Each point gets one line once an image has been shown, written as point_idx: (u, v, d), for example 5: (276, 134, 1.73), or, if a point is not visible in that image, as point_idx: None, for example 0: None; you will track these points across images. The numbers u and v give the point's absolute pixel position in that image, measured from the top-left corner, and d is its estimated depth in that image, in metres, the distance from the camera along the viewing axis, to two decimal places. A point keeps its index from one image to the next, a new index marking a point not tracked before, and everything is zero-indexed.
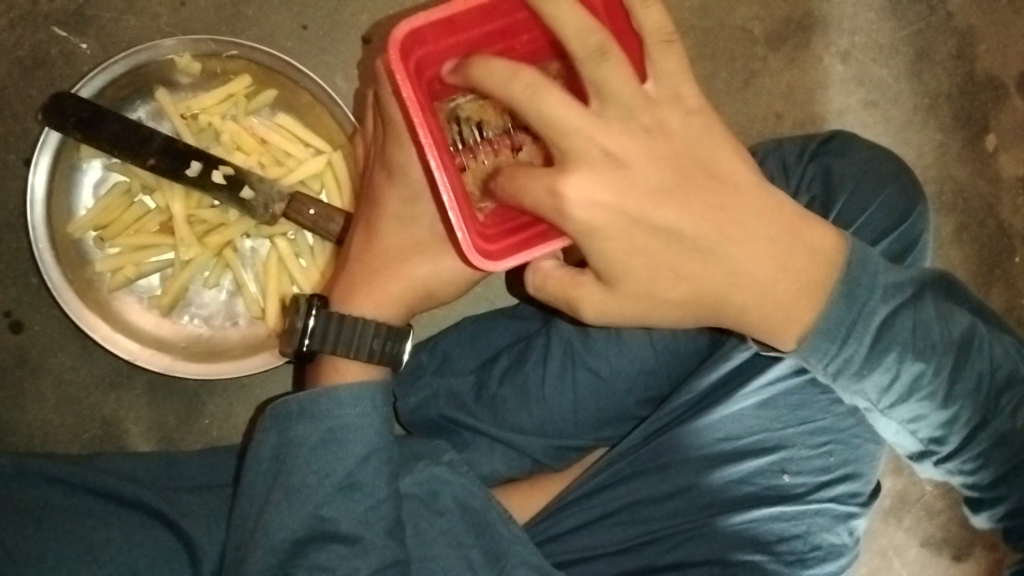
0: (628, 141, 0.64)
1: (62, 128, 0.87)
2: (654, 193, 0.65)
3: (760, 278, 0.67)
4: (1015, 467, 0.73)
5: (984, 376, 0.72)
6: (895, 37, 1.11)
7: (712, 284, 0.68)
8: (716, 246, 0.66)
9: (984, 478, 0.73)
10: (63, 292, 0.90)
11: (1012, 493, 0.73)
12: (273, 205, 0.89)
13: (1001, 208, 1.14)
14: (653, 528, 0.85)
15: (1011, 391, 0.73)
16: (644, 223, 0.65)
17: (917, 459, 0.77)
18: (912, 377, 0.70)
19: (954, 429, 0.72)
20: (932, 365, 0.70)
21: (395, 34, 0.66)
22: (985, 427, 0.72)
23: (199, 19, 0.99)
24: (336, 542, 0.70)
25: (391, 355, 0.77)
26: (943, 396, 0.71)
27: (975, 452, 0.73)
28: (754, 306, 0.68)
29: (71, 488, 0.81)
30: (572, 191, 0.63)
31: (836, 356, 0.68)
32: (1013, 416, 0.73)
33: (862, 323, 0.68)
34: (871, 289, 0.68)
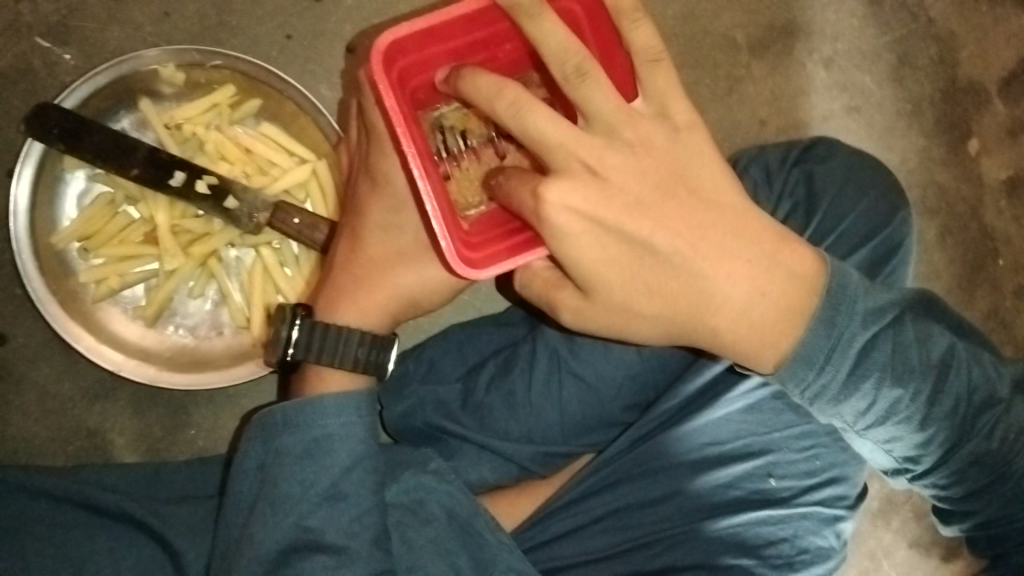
0: (610, 155, 0.64)
1: (44, 138, 0.86)
2: (635, 206, 0.65)
3: (736, 299, 0.67)
4: (989, 486, 0.72)
5: (961, 398, 0.71)
6: (877, 43, 1.12)
7: (688, 302, 0.67)
8: (691, 263, 0.66)
9: (958, 496, 0.73)
10: (46, 304, 0.90)
11: (986, 511, 0.72)
12: (258, 214, 0.89)
13: (985, 212, 1.14)
14: (640, 534, 0.85)
15: (989, 411, 0.72)
16: (619, 234, 0.65)
17: (894, 475, 0.76)
18: (889, 402, 0.70)
19: (930, 447, 0.71)
20: (910, 391, 0.70)
21: (377, 44, 0.66)
22: (960, 449, 0.71)
23: (183, 29, 0.99)
24: (321, 553, 0.70)
25: (376, 363, 0.77)
26: (919, 416, 0.71)
27: (949, 468, 0.72)
28: (729, 325, 0.67)
29: (56, 501, 0.81)
30: (557, 197, 0.63)
31: (813, 383, 0.68)
32: (991, 436, 0.71)
33: (841, 353, 0.67)
34: (852, 311, 0.67)
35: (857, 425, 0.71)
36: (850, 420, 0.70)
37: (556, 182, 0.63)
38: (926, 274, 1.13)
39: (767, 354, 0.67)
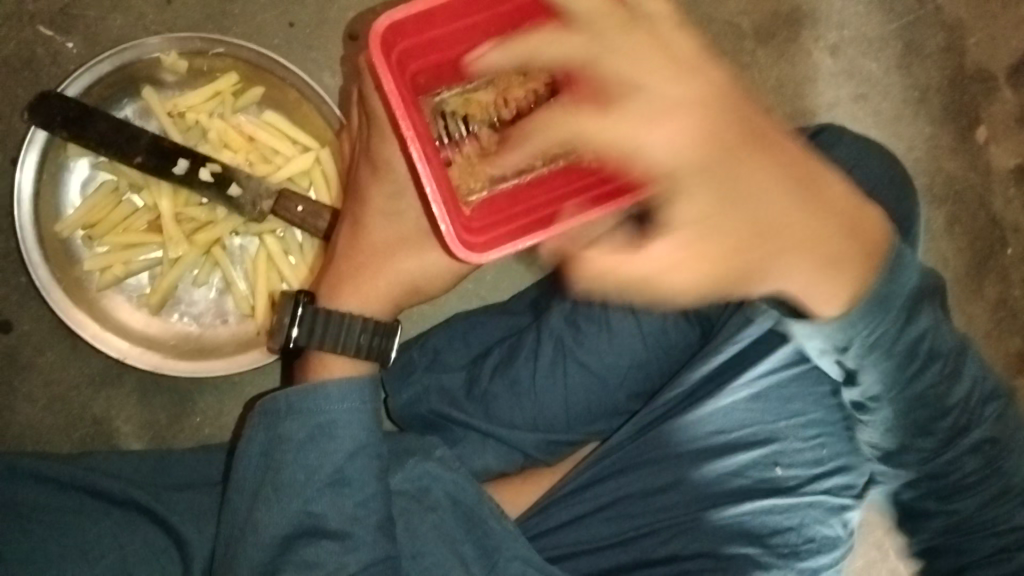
0: (683, 84, 0.51)
1: (47, 126, 0.86)
2: (728, 157, 0.51)
3: (811, 231, 0.55)
4: (977, 482, 0.72)
5: (969, 394, 0.69)
6: (884, 30, 1.11)
7: (768, 238, 0.53)
8: (783, 206, 0.53)
9: (943, 490, 0.72)
10: (51, 291, 0.90)
11: (965, 510, 0.73)
12: (261, 202, 0.89)
13: (993, 200, 1.14)
14: (644, 523, 0.85)
15: (986, 407, 0.71)
16: (721, 183, 0.50)
17: (885, 458, 0.74)
18: (913, 383, 0.65)
19: (929, 437, 0.69)
20: (941, 361, 0.66)
21: (375, 26, 0.66)
22: (966, 436, 0.70)
23: (186, 17, 0.99)
24: (326, 538, 0.70)
25: (379, 350, 0.77)
26: (921, 406, 0.67)
27: (941, 462, 0.71)
28: (814, 275, 0.56)
29: (61, 488, 0.81)
30: (642, 133, 0.50)
31: (872, 332, 0.61)
32: (988, 428, 0.71)
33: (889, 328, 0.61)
34: (900, 293, 0.60)
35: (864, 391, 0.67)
36: (861, 384, 0.67)
37: (649, 121, 0.50)
38: (935, 263, 1.12)
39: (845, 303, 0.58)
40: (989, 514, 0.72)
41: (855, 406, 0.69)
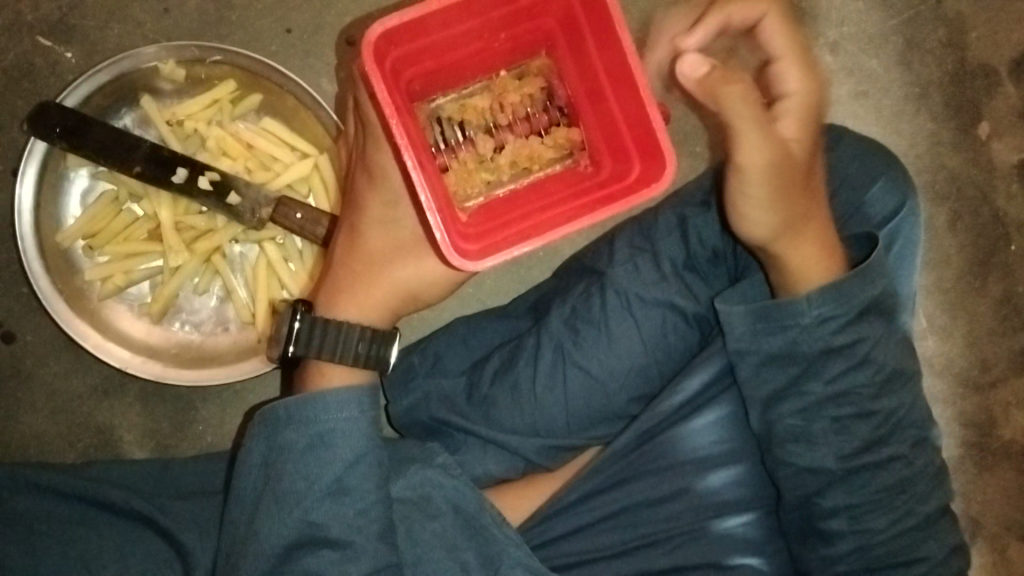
0: (789, 72, 0.69)
1: (47, 137, 0.87)
2: (813, 104, 0.69)
3: (818, 222, 0.73)
4: (887, 502, 0.78)
5: (896, 409, 0.78)
6: (885, 28, 1.10)
7: (799, 211, 0.70)
8: (810, 158, 0.71)
9: (859, 506, 0.78)
10: (53, 302, 0.90)
11: (876, 528, 0.78)
12: (261, 211, 0.89)
13: (996, 196, 1.12)
14: (649, 532, 0.86)
15: (908, 431, 0.79)
16: (791, 99, 0.68)
17: (807, 451, 0.78)
18: (844, 375, 0.76)
19: (848, 437, 0.77)
20: (865, 372, 0.76)
21: (368, 36, 0.63)
22: (882, 447, 0.78)
23: (184, 25, 0.99)
24: (327, 548, 0.70)
25: (377, 358, 0.78)
26: (843, 402, 0.77)
27: (858, 467, 0.78)
28: (796, 218, 0.70)
29: (66, 498, 0.82)
30: (785, 68, 0.69)
31: (817, 309, 0.73)
32: (904, 448, 0.78)
33: (832, 317, 0.73)
34: (856, 296, 0.73)
35: (791, 373, 0.77)
36: (789, 366, 0.76)
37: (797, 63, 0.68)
38: (937, 260, 1.12)
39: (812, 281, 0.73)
40: (901, 541, 0.78)
41: (783, 391, 0.78)
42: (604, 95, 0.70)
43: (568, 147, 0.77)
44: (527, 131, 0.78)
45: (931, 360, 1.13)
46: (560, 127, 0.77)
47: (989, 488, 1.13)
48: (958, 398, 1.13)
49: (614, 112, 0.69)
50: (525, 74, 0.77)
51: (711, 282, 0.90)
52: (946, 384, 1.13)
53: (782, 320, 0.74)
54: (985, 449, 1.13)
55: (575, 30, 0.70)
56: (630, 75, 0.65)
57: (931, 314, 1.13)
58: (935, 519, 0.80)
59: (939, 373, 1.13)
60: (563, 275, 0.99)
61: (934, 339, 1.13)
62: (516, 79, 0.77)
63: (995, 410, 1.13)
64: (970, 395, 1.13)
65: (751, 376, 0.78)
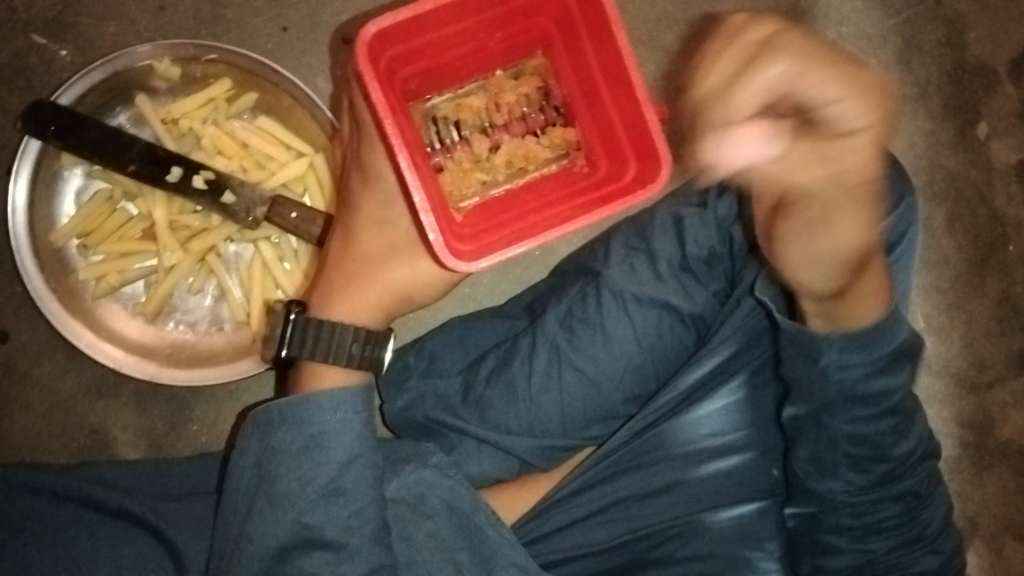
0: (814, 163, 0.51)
1: (40, 135, 0.86)
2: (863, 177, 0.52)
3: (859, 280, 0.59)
4: (892, 526, 0.75)
5: (912, 450, 0.73)
6: (882, 27, 1.11)
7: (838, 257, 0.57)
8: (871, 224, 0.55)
9: (860, 527, 0.75)
10: (47, 302, 0.89)
11: (878, 550, 0.75)
12: (256, 210, 0.89)
13: (995, 197, 1.11)
14: (642, 525, 0.85)
15: (919, 468, 0.74)
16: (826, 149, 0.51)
17: (817, 476, 0.75)
18: (866, 419, 0.69)
19: (862, 473, 0.73)
20: (891, 421, 0.70)
21: (362, 35, 0.63)
22: (890, 486, 0.73)
23: (179, 24, 0.99)
24: (320, 549, 0.70)
25: (371, 358, 0.77)
26: (858, 443, 0.71)
27: (864, 498, 0.74)
28: (859, 277, 0.59)
29: (56, 497, 0.81)
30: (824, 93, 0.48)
31: (851, 355, 0.64)
32: (915, 483, 0.74)
33: (855, 364, 0.64)
34: (886, 347, 0.63)
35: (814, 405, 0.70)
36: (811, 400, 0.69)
37: (824, 80, 0.48)
38: (935, 262, 1.12)
39: (853, 314, 0.62)
40: (901, 557, 0.75)
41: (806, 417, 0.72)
42: (600, 95, 0.70)
43: (564, 146, 0.76)
44: (523, 131, 0.77)
45: (928, 359, 1.13)
46: (556, 128, 0.76)
47: (987, 489, 1.12)
48: (954, 399, 1.13)
49: (609, 112, 0.69)
50: (521, 74, 0.77)
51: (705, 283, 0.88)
52: (943, 383, 1.13)
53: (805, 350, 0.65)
54: (982, 450, 1.12)
55: (570, 31, 0.70)
56: (625, 78, 0.65)
57: (929, 314, 1.13)
58: (939, 533, 0.76)
59: (936, 373, 1.13)
60: (560, 275, 0.99)
61: (932, 339, 1.13)
62: (512, 79, 0.77)
63: (993, 412, 1.12)
64: (968, 395, 1.13)
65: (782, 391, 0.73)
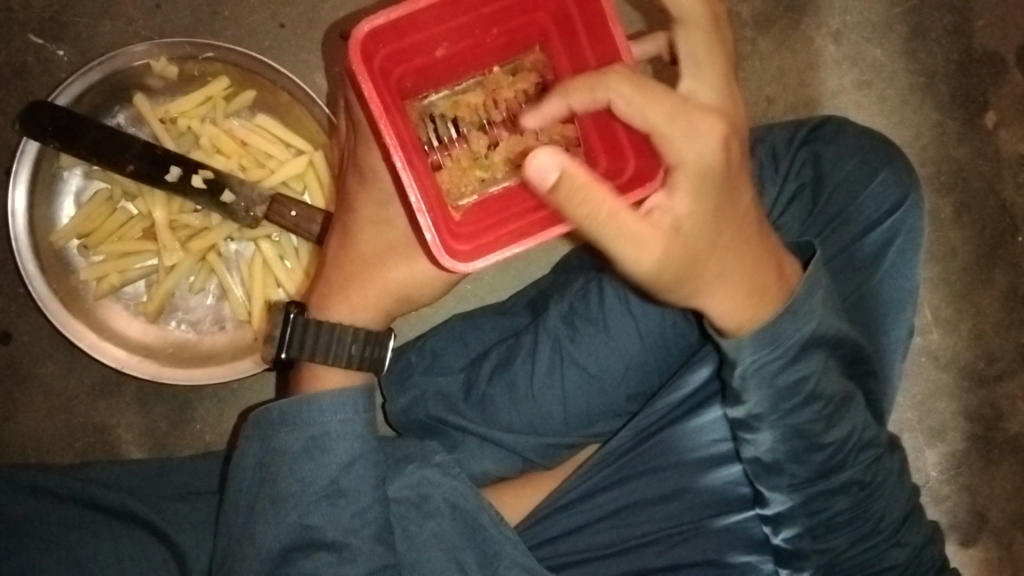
0: (697, 144, 0.55)
1: (39, 137, 0.86)
2: (716, 172, 0.56)
3: (751, 291, 0.64)
4: (849, 522, 0.75)
5: (847, 437, 0.73)
6: (888, 15, 1.09)
7: (725, 275, 0.62)
8: (745, 231, 0.61)
9: (818, 525, 0.75)
10: (48, 303, 0.89)
11: (838, 547, 0.75)
12: (255, 209, 0.89)
13: (1003, 187, 1.11)
14: (647, 531, 0.85)
15: (864, 454, 0.75)
16: (687, 170, 0.56)
17: (764, 476, 0.76)
18: (791, 413, 0.71)
19: (803, 465, 0.74)
20: (818, 409, 0.71)
21: (354, 35, 0.62)
22: (835, 475, 0.74)
23: (176, 21, 0.98)
24: (324, 550, 0.70)
25: (371, 359, 0.77)
26: (794, 437, 0.72)
27: (813, 493, 0.74)
28: (732, 286, 0.63)
29: (60, 501, 0.81)
30: (685, 133, 0.55)
31: (765, 355, 0.66)
32: (860, 472, 0.74)
33: (768, 360, 0.67)
34: (791, 337, 0.66)
35: (747, 409, 0.72)
36: (743, 403, 0.71)
37: (692, 126, 0.55)
38: (942, 253, 1.10)
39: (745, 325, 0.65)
40: (865, 553, 0.75)
41: (738, 423, 0.74)
42: None
43: (563, 143, 0.74)
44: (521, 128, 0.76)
45: (935, 353, 1.11)
46: None
47: (995, 482, 1.12)
48: (962, 391, 1.12)
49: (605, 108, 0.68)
50: (519, 70, 0.76)
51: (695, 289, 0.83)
52: (950, 376, 1.12)
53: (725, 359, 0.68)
54: (990, 443, 1.12)
55: (567, 26, 0.69)
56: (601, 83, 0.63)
57: (936, 306, 1.11)
58: (901, 525, 0.76)
59: (943, 366, 1.11)
60: (561, 271, 0.99)
61: (940, 332, 1.11)
62: (509, 75, 0.76)
63: (1001, 403, 1.12)
64: (976, 388, 1.12)
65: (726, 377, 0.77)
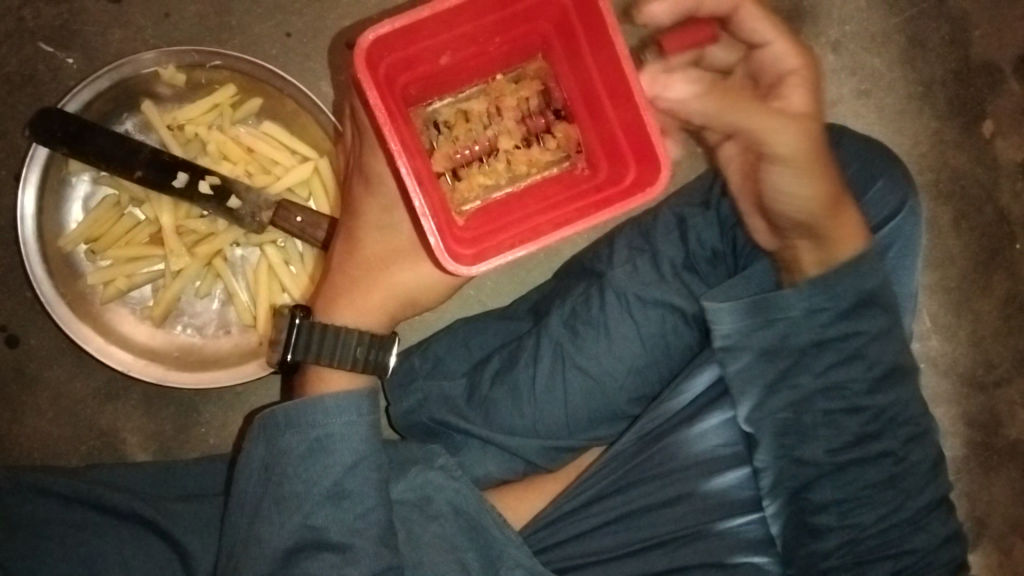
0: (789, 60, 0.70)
1: (48, 142, 0.87)
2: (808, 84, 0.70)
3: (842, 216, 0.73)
4: (868, 497, 0.78)
5: (891, 405, 0.77)
6: (886, 25, 1.10)
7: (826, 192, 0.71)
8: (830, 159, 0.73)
9: (846, 501, 0.78)
10: (56, 307, 0.91)
11: (865, 522, 0.78)
12: (262, 214, 0.89)
13: (1001, 195, 1.12)
14: (651, 535, 0.86)
15: (903, 428, 0.78)
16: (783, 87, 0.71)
17: (797, 444, 0.79)
18: (834, 368, 0.77)
19: (838, 431, 0.78)
20: (867, 370, 0.76)
21: (360, 43, 0.63)
22: (873, 442, 0.77)
23: (184, 30, 1.00)
24: (327, 551, 0.70)
25: (375, 363, 0.78)
26: (833, 395, 0.77)
27: (848, 460, 0.78)
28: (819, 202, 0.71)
29: (66, 502, 0.82)
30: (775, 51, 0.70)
31: (825, 298, 0.74)
32: (896, 443, 0.77)
33: (823, 308, 0.74)
34: (846, 290, 0.74)
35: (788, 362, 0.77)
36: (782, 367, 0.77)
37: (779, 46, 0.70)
38: (940, 260, 1.11)
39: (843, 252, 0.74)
40: (888, 531, 0.78)
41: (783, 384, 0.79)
42: (598, 98, 0.70)
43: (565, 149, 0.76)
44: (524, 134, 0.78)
45: (934, 359, 1.12)
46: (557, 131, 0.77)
47: (994, 488, 1.13)
48: (961, 397, 1.13)
49: (607, 115, 0.69)
50: (521, 77, 0.77)
51: (709, 282, 0.90)
52: (949, 382, 1.12)
53: (768, 313, 0.76)
54: (990, 449, 1.13)
55: (569, 34, 0.70)
56: (623, 76, 0.64)
57: (935, 312, 1.12)
58: (926, 512, 0.78)
59: (941, 372, 1.12)
60: (564, 275, 0.99)
61: (939, 339, 1.12)
62: (512, 82, 0.77)
63: (1000, 409, 1.13)
64: (975, 394, 1.13)
65: (737, 372, 0.80)
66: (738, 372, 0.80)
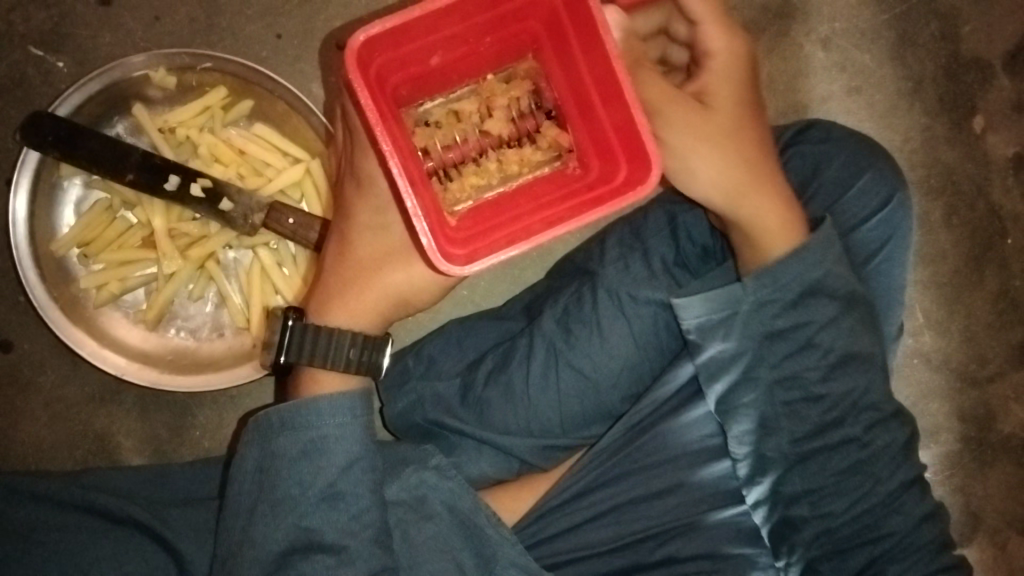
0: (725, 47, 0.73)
1: (40, 146, 0.87)
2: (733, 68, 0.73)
3: (766, 204, 0.76)
4: (857, 492, 0.78)
5: (848, 393, 0.78)
6: (875, 22, 1.10)
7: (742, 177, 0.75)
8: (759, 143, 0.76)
9: (816, 491, 0.79)
10: (48, 310, 0.91)
11: (835, 511, 0.79)
12: (253, 216, 0.89)
13: (992, 190, 1.12)
14: (643, 527, 0.86)
15: (864, 414, 0.78)
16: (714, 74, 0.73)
17: (760, 435, 0.81)
18: (791, 358, 0.78)
19: (796, 420, 0.79)
20: (825, 361, 0.77)
21: (350, 44, 0.63)
22: (836, 430, 0.78)
23: (174, 32, 1.00)
24: (322, 552, 0.70)
25: (369, 364, 0.77)
26: (790, 386, 0.78)
27: (811, 451, 0.79)
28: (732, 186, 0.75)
29: (61, 506, 0.82)
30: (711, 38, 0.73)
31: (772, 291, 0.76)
32: (857, 430, 0.78)
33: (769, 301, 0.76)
34: (790, 281, 0.76)
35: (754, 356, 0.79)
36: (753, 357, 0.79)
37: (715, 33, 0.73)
38: (933, 255, 1.12)
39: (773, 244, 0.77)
40: (859, 521, 0.78)
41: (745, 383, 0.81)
42: (588, 96, 0.70)
43: (557, 149, 0.76)
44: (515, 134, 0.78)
45: (928, 355, 1.12)
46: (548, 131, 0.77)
47: (988, 482, 1.13)
48: (955, 392, 1.13)
49: (598, 114, 0.69)
50: (512, 77, 0.77)
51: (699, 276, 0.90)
52: (942, 377, 1.13)
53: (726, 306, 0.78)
54: (983, 443, 1.13)
55: (559, 33, 0.70)
56: (613, 74, 0.64)
57: (928, 307, 1.12)
58: (899, 494, 0.78)
59: (934, 367, 1.13)
60: (557, 274, 1.00)
61: (931, 334, 1.12)
62: (503, 82, 0.77)
63: (993, 403, 1.13)
64: (968, 389, 1.13)
65: (706, 361, 0.81)
66: (708, 361, 0.81)
